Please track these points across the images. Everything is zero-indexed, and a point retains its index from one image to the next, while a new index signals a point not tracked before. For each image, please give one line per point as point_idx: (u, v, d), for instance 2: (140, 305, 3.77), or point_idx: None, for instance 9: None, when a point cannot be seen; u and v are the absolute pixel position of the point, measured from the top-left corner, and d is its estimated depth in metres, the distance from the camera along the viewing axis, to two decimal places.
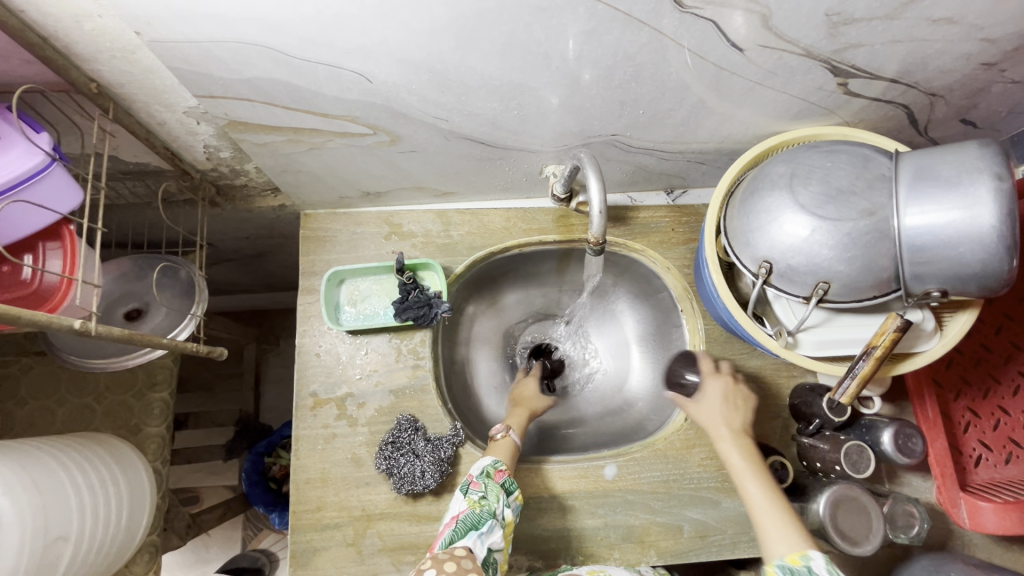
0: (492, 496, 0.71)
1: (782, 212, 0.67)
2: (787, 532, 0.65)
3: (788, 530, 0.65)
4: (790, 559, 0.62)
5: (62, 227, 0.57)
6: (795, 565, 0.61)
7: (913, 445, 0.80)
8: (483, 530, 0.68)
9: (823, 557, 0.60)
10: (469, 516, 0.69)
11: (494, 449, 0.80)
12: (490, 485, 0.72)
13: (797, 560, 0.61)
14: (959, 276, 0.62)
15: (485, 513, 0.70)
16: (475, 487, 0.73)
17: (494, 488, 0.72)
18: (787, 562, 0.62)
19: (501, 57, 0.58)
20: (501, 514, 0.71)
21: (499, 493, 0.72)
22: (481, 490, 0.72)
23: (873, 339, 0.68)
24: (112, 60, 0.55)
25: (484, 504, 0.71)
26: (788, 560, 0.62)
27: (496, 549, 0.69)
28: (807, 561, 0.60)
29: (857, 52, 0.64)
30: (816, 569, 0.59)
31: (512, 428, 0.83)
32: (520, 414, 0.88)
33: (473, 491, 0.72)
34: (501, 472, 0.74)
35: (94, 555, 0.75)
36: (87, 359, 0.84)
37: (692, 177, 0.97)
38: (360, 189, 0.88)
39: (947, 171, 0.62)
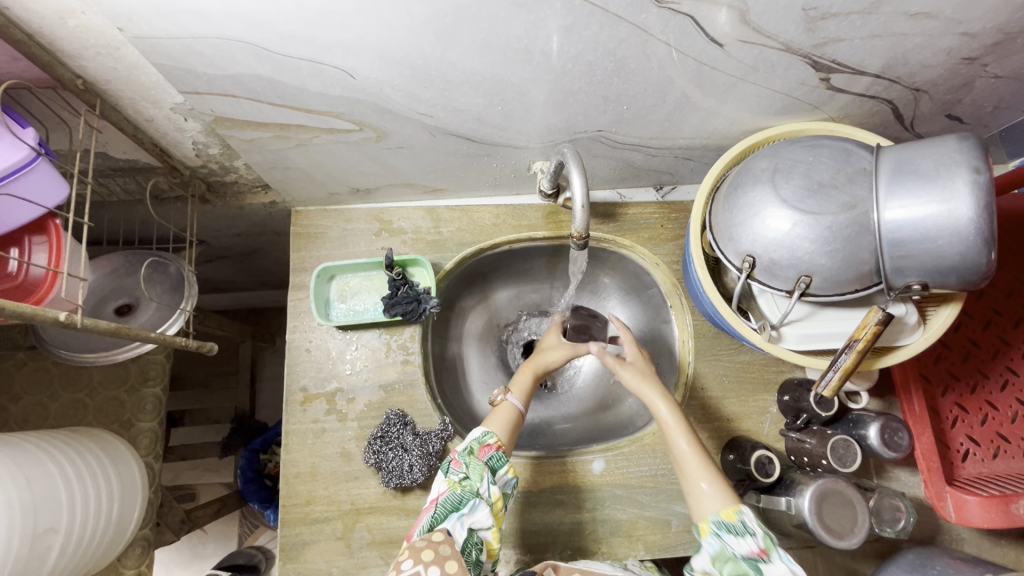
0: (474, 475, 0.70)
1: (764, 207, 0.68)
2: (718, 489, 0.67)
3: (719, 486, 0.67)
4: (724, 514, 0.64)
5: (47, 221, 0.58)
6: (729, 520, 0.64)
7: (899, 439, 0.81)
8: (464, 512, 0.68)
9: (753, 512, 0.64)
10: (450, 498, 0.68)
11: (493, 418, 0.79)
12: (471, 463, 0.72)
13: (732, 515, 0.64)
14: (939, 269, 0.63)
15: (467, 493, 0.69)
16: (456, 466, 0.72)
17: (475, 467, 0.71)
18: (722, 518, 0.64)
19: (482, 53, 0.59)
20: (485, 492, 0.70)
21: (483, 471, 0.71)
22: (462, 470, 0.71)
23: (856, 332, 0.68)
24: (97, 56, 0.56)
25: (466, 484, 0.70)
26: (724, 516, 0.64)
27: (481, 528, 0.68)
28: (742, 516, 0.63)
29: (837, 47, 0.64)
30: (751, 526, 0.63)
31: (513, 393, 0.82)
32: (526, 375, 0.85)
33: (454, 471, 0.72)
34: (485, 448, 0.73)
35: (85, 547, 0.76)
36: (78, 354, 0.85)
37: (680, 173, 0.98)
38: (349, 185, 0.89)
39: (927, 165, 0.62)
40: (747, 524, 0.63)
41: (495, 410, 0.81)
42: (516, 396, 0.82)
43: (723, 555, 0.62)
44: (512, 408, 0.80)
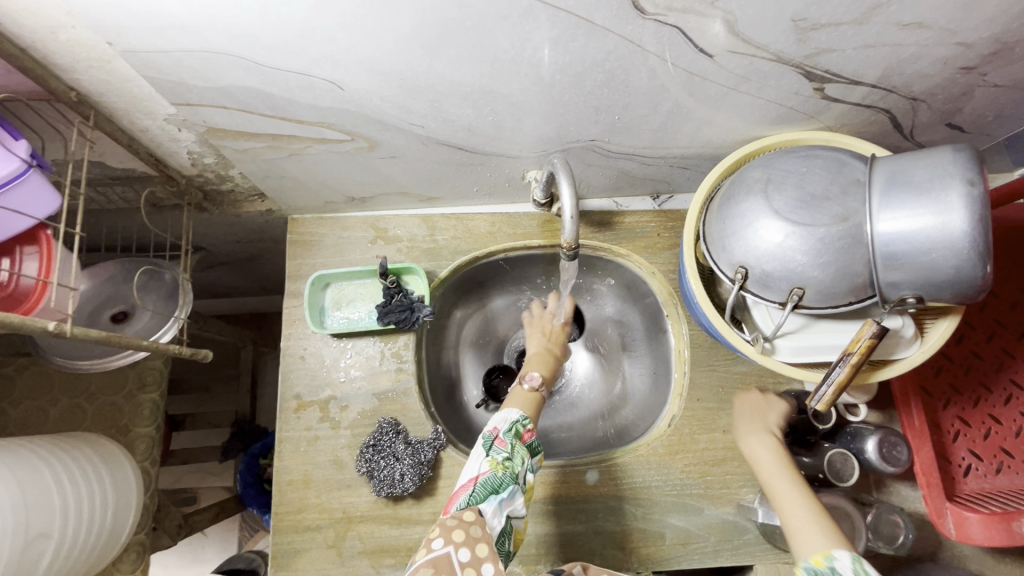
0: (517, 459, 0.71)
1: (757, 218, 0.67)
2: (813, 532, 0.63)
3: (815, 530, 0.63)
4: (813, 559, 0.60)
5: (38, 231, 0.59)
6: (819, 566, 0.59)
7: (897, 453, 0.80)
8: (504, 496, 0.67)
9: (849, 557, 0.58)
10: (491, 480, 0.68)
11: (522, 401, 0.80)
12: (515, 446, 0.72)
13: (821, 561, 0.59)
14: (933, 283, 0.62)
15: (508, 477, 0.69)
16: (499, 445, 0.72)
17: (519, 450, 0.72)
18: (810, 563, 0.60)
19: (469, 64, 0.59)
20: (522, 478, 0.71)
21: (525, 457, 0.72)
22: (506, 450, 0.71)
23: (850, 346, 0.67)
24: (89, 69, 0.56)
25: (508, 467, 0.70)
26: (812, 562, 0.60)
27: (514, 515, 0.69)
28: (831, 562, 0.59)
29: (829, 57, 0.64)
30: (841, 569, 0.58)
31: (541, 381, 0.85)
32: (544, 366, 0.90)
33: (497, 451, 0.71)
34: (527, 433, 0.75)
35: (79, 551, 0.76)
36: (74, 360, 0.89)
37: (677, 182, 0.97)
38: (345, 194, 0.89)
39: (920, 177, 0.61)
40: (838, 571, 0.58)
41: (520, 392, 0.82)
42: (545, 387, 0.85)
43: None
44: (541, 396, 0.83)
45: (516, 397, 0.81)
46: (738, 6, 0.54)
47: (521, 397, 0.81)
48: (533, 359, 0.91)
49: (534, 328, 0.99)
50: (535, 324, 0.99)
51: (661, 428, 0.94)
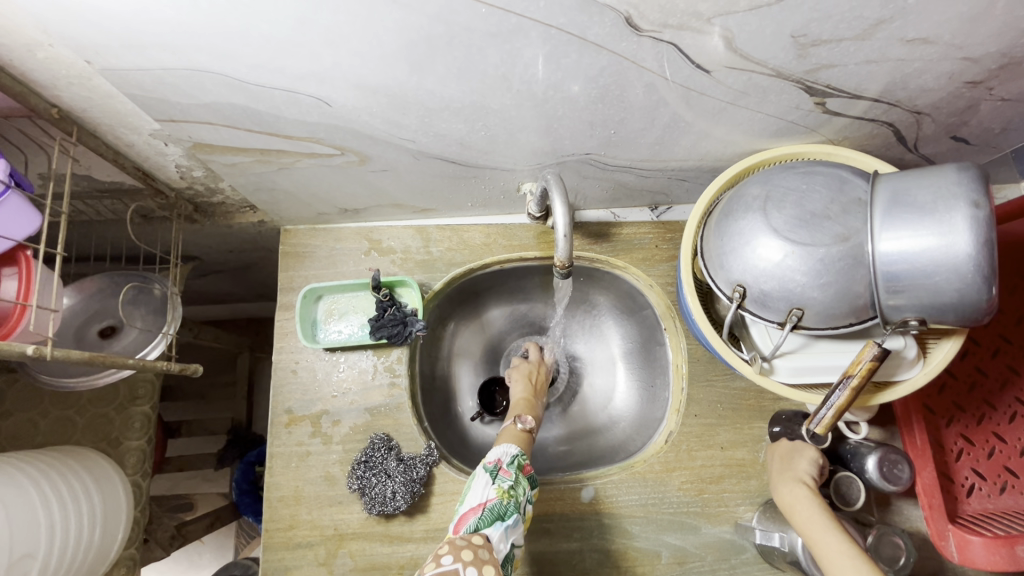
0: (519, 489, 0.71)
1: (755, 236, 0.66)
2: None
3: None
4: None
5: (17, 252, 0.58)
6: None
7: (899, 472, 0.79)
8: (509, 524, 0.68)
9: None
10: (497, 507, 0.68)
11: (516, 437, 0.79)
12: (519, 477, 0.72)
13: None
14: (936, 306, 0.60)
15: (512, 505, 0.70)
16: (504, 474, 0.72)
17: (522, 482, 0.73)
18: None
19: (459, 81, 0.58)
20: (523, 508, 0.72)
21: (526, 488, 0.73)
22: (511, 480, 0.72)
23: (850, 368, 0.66)
24: (70, 86, 0.55)
25: (512, 495, 0.70)
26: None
27: (516, 543, 0.70)
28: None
29: (831, 72, 0.62)
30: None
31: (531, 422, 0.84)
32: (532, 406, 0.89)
33: (503, 479, 0.71)
34: (528, 466, 0.75)
35: (66, 569, 0.76)
36: (61, 378, 0.87)
37: (676, 193, 0.95)
38: (337, 206, 0.88)
39: (923, 197, 0.59)
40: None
41: (513, 429, 0.81)
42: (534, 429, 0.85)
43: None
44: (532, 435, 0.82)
45: (509, 432, 0.80)
46: (735, 23, 0.53)
47: (514, 434, 0.80)
48: (519, 402, 0.90)
49: (522, 370, 0.97)
50: (522, 366, 0.98)
51: (658, 444, 0.92)
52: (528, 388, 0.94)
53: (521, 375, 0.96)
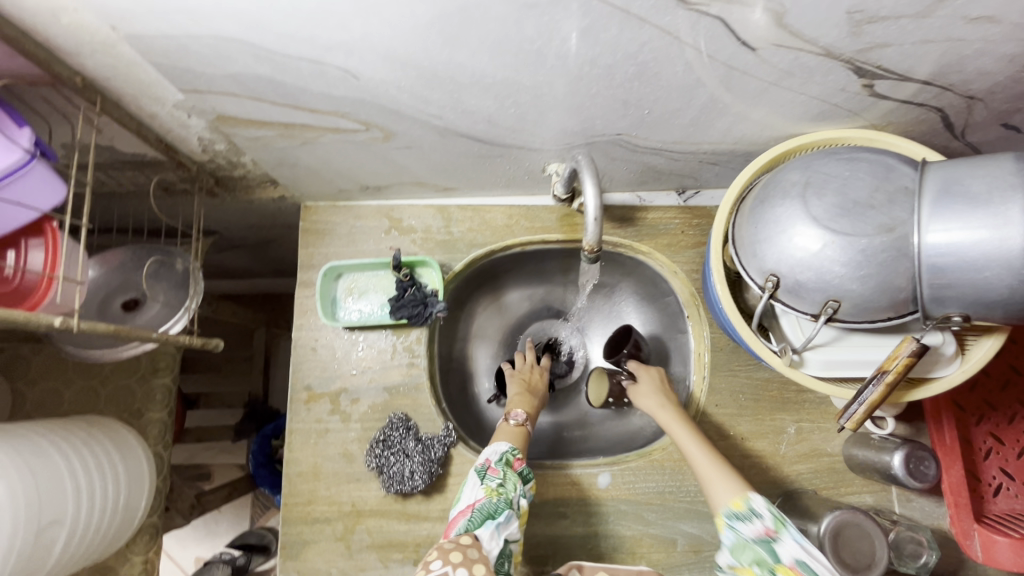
0: (509, 485, 0.71)
1: (792, 224, 0.63)
2: (730, 483, 0.70)
3: (731, 481, 0.70)
4: (733, 505, 0.67)
5: (43, 223, 0.57)
6: (738, 509, 0.66)
7: (925, 469, 0.77)
8: (500, 521, 0.67)
9: (763, 498, 0.66)
10: (485, 505, 0.68)
11: (506, 433, 0.80)
12: (508, 473, 0.72)
13: (740, 503, 0.67)
14: (982, 302, 0.57)
15: (502, 502, 0.69)
16: (492, 473, 0.72)
17: (511, 477, 0.72)
18: (731, 508, 0.67)
19: (492, 54, 0.55)
20: (517, 504, 0.70)
21: (518, 483, 0.71)
22: (499, 477, 0.71)
23: (884, 364, 0.64)
24: (94, 53, 0.54)
25: (501, 492, 0.70)
26: (732, 508, 0.67)
27: (512, 540, 0.68)
28: (749, 504, 0.66)
29: (884, 52, 0.58)
30: (757, 508, 0.65)
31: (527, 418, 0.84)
32: (528, 402, 0.89)
33: (491, 478, 0.71)
34: (519, 461, 0.74)
35: (92, 534, 0.77)
36: (86, 351, 0.88)
37: (704, 178, 0.92)
38: (358, 183, 0.86)
39: (977, 187, 0.56)
40: (754, 509, 0.65)
41: (506, 426, 0.82)
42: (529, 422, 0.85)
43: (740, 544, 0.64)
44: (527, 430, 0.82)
45: (502, 431, 0.80)
46: None
47: (506, 431, 0.81)
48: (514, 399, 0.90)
49: (517, 372, 0.97)
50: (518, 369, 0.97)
51: None
52: (522, 387, 0.93)
53: (515, 374, 0.96)
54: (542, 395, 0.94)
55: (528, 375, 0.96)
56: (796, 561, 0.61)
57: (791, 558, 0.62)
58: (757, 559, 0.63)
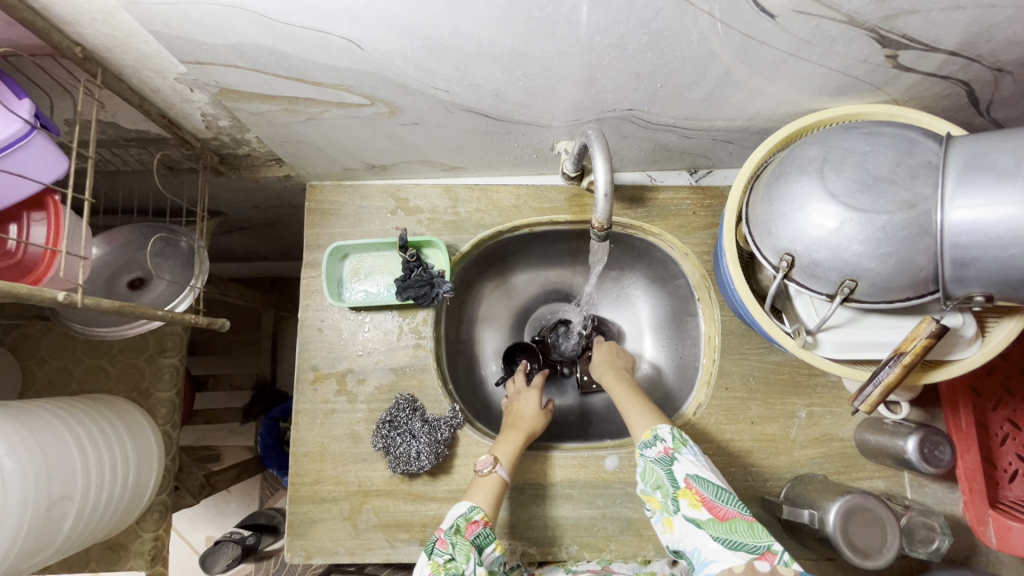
0: (460, 556, 0.65)
1: (809, 201, 0.61)
2: (646, 418, 0.78)
3: (648, 416, 0.78)
4: (643, 434, 0.75)
5: (46, 197, 0.56)
6: (647, 436, 0.74)
7: (941, 454, 0.76)
8: None
9: (669, 426, 0.74)
10: None
11: (476, 490, 0.75)
12: (456, 544, 0.66)
13: (649, 433, 0.75)
14: (1007, 280, 0.55)
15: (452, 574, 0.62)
16: (441, 546, 0.66)
17: (462, 546, 0.66)
18: (640, 437, 0.75)
19: (501, 22, 0.53)
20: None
21: (469, 552, 0.66)
22: (448, 550, 0.65)
23: (901, 344, 0.62)
24: (93, 22, 0.52)
25: (451, 565, 0.64)
26: (642, 436, 0.75)
27: None
28: (655, 432, 0.74)
29: (910, 19, 0.56)
30: (661, 433, 0.73)
31: (501, 462, 0.77)
32: (509, 440, 0.80)
33: (438, 552, 0.65)
34: (471, 526, 0.68)
35: (101, 511, 0.78)
36: (90, 327, 0.92)
37: (717, 156, 0.90)
38: (364, 161, 0.85)
39: (1005, 161, 0.54)
40: (658, 434, 0.73)
41: (479, 480, 0.76)
42: (505, 464, 0.77)
43: (648, 471, 0.72)
44: (501, 479, 0.75)
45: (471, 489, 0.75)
46: None
47: (478, 486, 0.75)
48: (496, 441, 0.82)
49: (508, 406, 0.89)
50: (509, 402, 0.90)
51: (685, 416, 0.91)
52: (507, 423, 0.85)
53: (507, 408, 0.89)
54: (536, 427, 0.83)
55: (517, 406, 0.87)
56: (691, 478, 0.68)
57: (685, 475, 0.69)
58: (659, 484, 0.70)
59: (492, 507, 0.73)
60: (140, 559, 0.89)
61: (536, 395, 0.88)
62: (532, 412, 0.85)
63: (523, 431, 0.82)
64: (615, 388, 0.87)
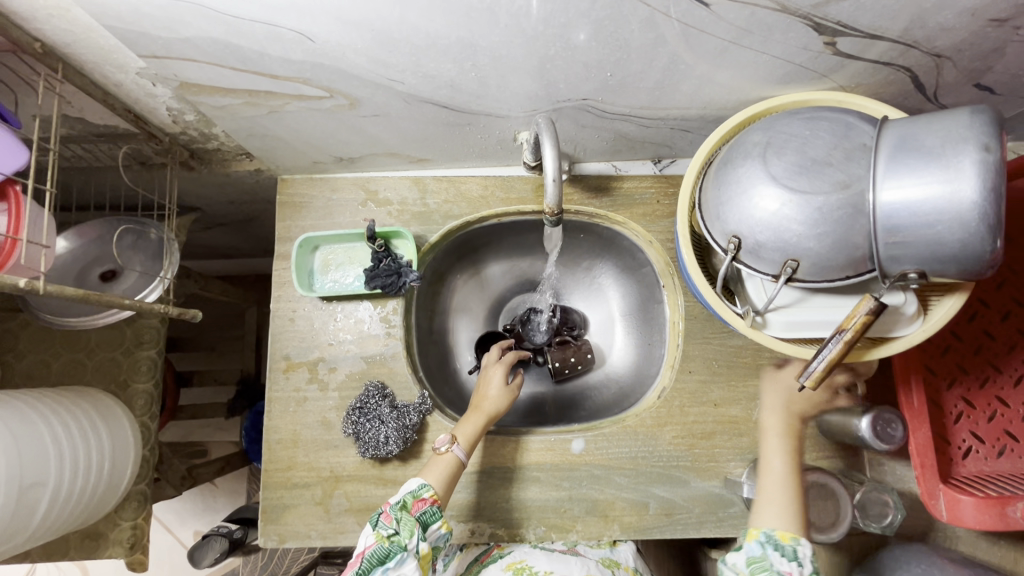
0: (404, 531, 0.69)
1: (752, 185, 0.63)
2: (786, 512, 0.70)
3: (789, 512, 0.70)
4: (781, 534, 0.68)
5: (7, 187, 0.58)
6: (782, 540, 0.67)
7: (893, 431, 0.77)
8: (390, 566, 0.66)
9: (810, 548, 0.67)
10: (376, 552, 0.67)
11: (430, 468, 0.77)
12: (401, 519, 0.70)
13: (786, 537, 0.68)
14: (937, 257, 0.57)
15: (395, 547, 0.67)
16: (386, 520, 0.70)
17: (406, 522, 0.70)
18: (775, 535, 0.68)
19: (444, 14, 0.55)
20: (414, 547, 0.68)
21: (414, 527, 0.69)
22: (392, 525, 0.70)
23: (844, 322, 0.64)
24: (50, 18, 0.55)
25: (394, 538, 0.68)
26: (777, 535, 0.68)
27: None
28: (795, 546, 0.67)
29: (840, 7, 0.58)
30: (800, 555, 0.66)
31: (458, 441, 0.79)
32: (471, 421, 0.82)
33: (383, 525, 0.70)
34: (418, 503, 0.72)
35: (77, 497, 0.80)
36: (62, 316, 0.94)
37: (679, 146, 0.92)
38: (332, 154, 0.87)
39: (931, 141, 0.57)
40: (798, 553, 0.66)
41: (435, 458, 0.78)
42: (462, 445, 0.79)
43: (762, 562, 0.66)
44: (456, 459, 0.77)
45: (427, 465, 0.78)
46: None
47: (435, 464, 0.78)
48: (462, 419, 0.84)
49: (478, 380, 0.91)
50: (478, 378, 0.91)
51: (651, 400, 0.93)
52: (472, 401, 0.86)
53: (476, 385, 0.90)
54: (496, 408, 0.84)
55: (483, 383, 0.88)
56: None
57: None
58: None
59: (443, 488, 0.75)
60: (118, 547, 0.91)
61: (500, 372, 0.88)
62: (496, 391, 0.85)
63: (485, 412, 0.83)
64: (775, 439, 0.79)
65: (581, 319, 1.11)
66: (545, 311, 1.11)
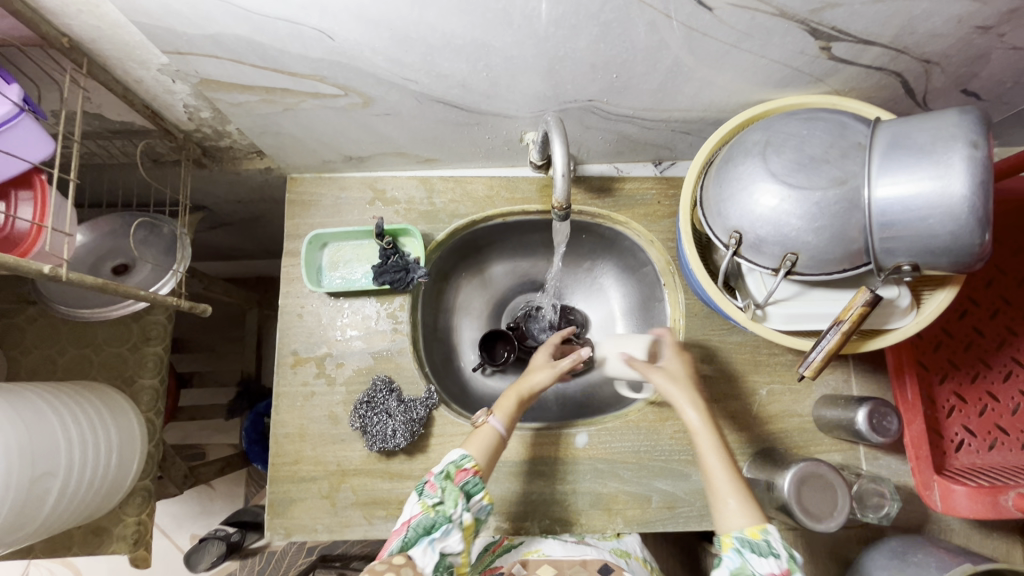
0: (448, 501, 0.70)
1: (752, 181, 0.66)
2: (743, 505, 0.68)
3: (744, 502, 0.68)
4: (750, 531, 0.66)
5: (34, 176, 0.61)
6: (753, 538, 0.65)
7: (888, 424, 0.80)
8: (436, 536, 0.68)
9: (778, 531, 0.65)
10: (422, 521, 0.69)
11: (471, 442, 0.78)
12: (446, 489, 0.71)
13: (757, 534, 0.65)
14: (929, 250, 0.60)
15: (440, 517, 0.69)
16: (431, 489, 0.72)
17: (451, 492, 0.71)
18: (746, 536, 0.66)
19: (461, 14, 0.58)
20: (458, 518, 0.70)
21: (457, 498, 0.71)
22: (437, 494, 0.71)
23: (841, 314, 0.66)
24: (79, 14, 0.57)
25: (439, 508, 0.70)
26: (747, 534, 0.65)
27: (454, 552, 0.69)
28: (767, 539, 0.65)
29: (835, 13, 0.61)
30: (775, 547, 0.64)
31: (495, 415, 0.80)
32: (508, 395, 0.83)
33: (429, 494, 0.71)
34: (461, 473, 0.73)
35: (85, 489, 0.80)
36: (76, 309, 0.95)
37: (679, 148, 0.95)
38: (342, 153, 0.89)
39: (923, 139, 0.60)
40: (771, 545, 0.64)
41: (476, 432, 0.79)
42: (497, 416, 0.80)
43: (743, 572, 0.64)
44: (493, 431, 0.78)
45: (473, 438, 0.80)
46: None
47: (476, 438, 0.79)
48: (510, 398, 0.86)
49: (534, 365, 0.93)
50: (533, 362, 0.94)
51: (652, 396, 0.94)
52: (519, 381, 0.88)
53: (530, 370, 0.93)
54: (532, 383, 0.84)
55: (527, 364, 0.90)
56: None
57: None
58: None
59: (483, 458, 0.75)
60: (122, 543, 0.91)
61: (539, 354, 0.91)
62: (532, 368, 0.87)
63: (519, 386, 0.83)
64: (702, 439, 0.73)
65: (583, 318, 1.13)
66: (548, 310, 1.13)
